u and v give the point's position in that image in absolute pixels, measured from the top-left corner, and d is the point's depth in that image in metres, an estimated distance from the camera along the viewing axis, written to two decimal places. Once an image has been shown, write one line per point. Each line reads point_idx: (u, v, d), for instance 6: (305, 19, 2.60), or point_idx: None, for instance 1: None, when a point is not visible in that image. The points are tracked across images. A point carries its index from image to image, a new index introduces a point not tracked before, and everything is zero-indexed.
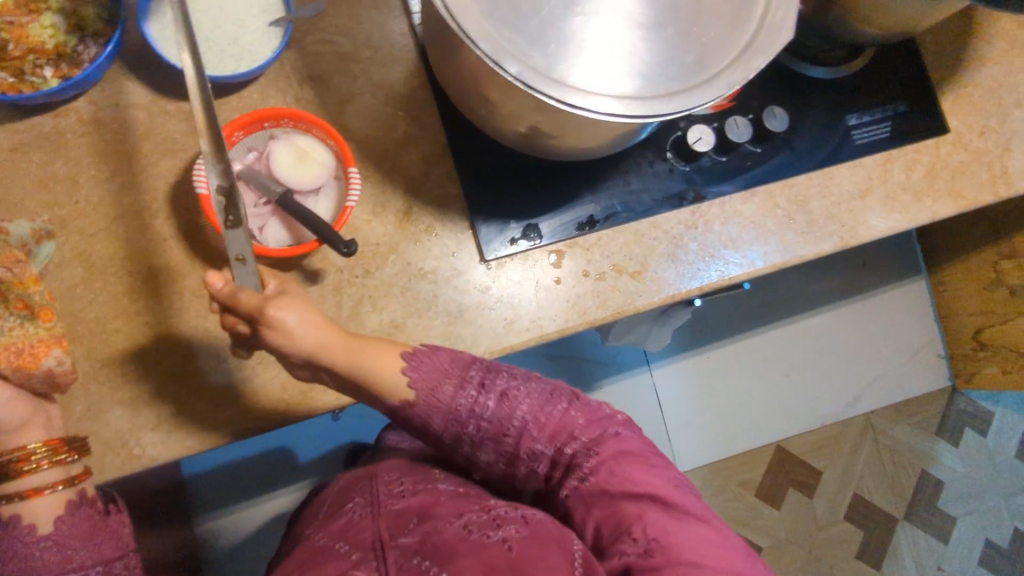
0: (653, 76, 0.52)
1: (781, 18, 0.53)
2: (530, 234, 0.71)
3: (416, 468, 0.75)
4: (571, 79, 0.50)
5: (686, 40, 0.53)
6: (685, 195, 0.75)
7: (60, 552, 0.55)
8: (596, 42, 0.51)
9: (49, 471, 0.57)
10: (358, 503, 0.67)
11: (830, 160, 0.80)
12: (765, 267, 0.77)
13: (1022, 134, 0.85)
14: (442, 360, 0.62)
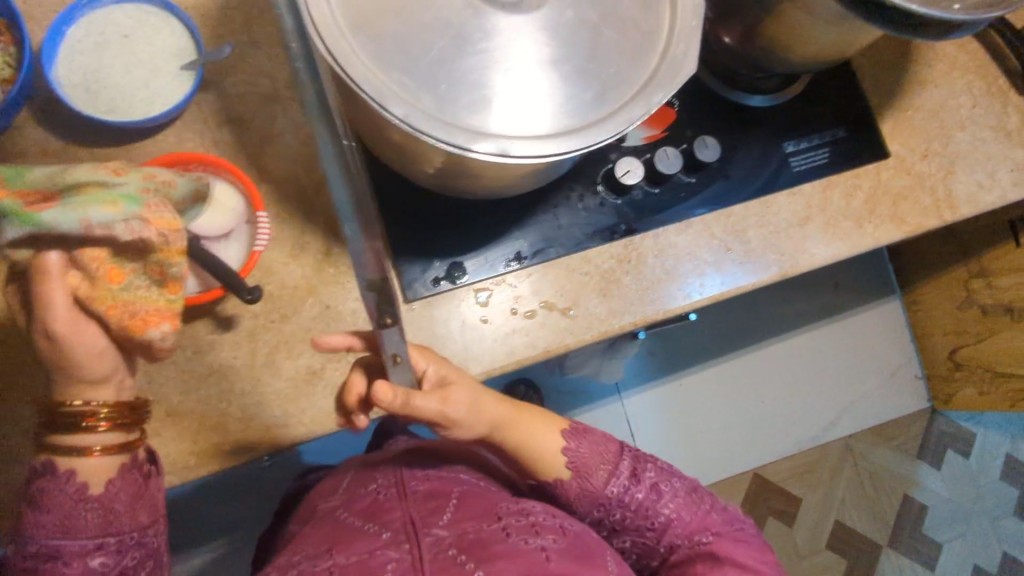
0: (551, 116, 0.50)
1: (681, 52, 0.52)
2: (455, 272, 0.70)
3: (430, 448, 0.73)
4: (461, 122, 0.48)
5: (584, 76, 0.51)
6: (616, 228, 0.74)
7: (94, 518, 0.51)
8: (490, 81, 0.49)
9: (109, 433, 0.51)
10: (380, 485, 0.65)
11: (767, 187, 0.78)
12: (703, 300, 0.75)
13: (964, 157, 0.84)
14: (600, 446, 0.71)
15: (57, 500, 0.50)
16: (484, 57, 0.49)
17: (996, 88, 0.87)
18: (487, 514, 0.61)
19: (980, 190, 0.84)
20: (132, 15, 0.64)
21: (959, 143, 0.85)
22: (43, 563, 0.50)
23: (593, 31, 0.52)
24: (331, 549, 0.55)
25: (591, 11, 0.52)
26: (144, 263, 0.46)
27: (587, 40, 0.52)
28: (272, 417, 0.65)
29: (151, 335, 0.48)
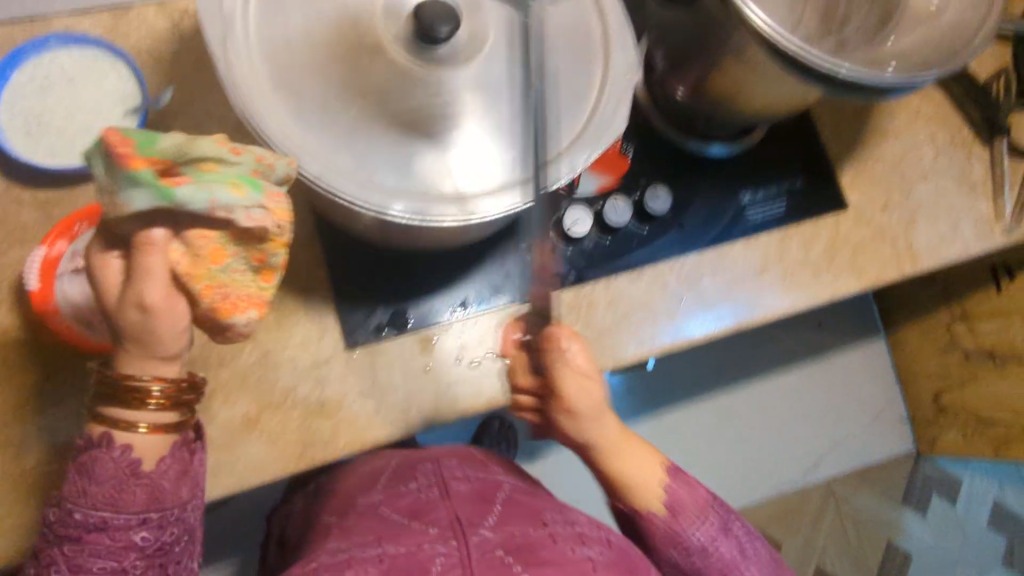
0: (473, 177, 0.50)
1: (611, 110, 0.51)
2: (397, 321, 0.69)
3: (472, 459, 0.77)
4: (382, 183, 0.48)
5: (512, 137, 0.51)
6: (566, 277, 0.73)
7: (136, 495, 0.47)
8: (411, 143, 0.50)
9: (159, 411, 0.47)
10: (421, 484, 0.67)
11: (722, 238, 0.78)
12: (654, 350, 0.74)
13: (925, 208, 0.84)
14: (698, 494, 0.68)
15: (102, 471, 0.47)
16: (406, 117, 0.50)
17: (960, 139, 0.86)
18: (533, 521, 0.60)
19: (941, 243, 0.83)
20: (79, 59, 0.64)
21: (920, 194, 0.84)
22: (89, 533, 0.47)
23: (523, 89, 0.52)
24: (378, 539, 0.56)
25: (522, 67, 0.52)
26: (248, 248, 0.43)
27: (517, 99, 0.52)
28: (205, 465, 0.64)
29: (236, 319, 0.45)
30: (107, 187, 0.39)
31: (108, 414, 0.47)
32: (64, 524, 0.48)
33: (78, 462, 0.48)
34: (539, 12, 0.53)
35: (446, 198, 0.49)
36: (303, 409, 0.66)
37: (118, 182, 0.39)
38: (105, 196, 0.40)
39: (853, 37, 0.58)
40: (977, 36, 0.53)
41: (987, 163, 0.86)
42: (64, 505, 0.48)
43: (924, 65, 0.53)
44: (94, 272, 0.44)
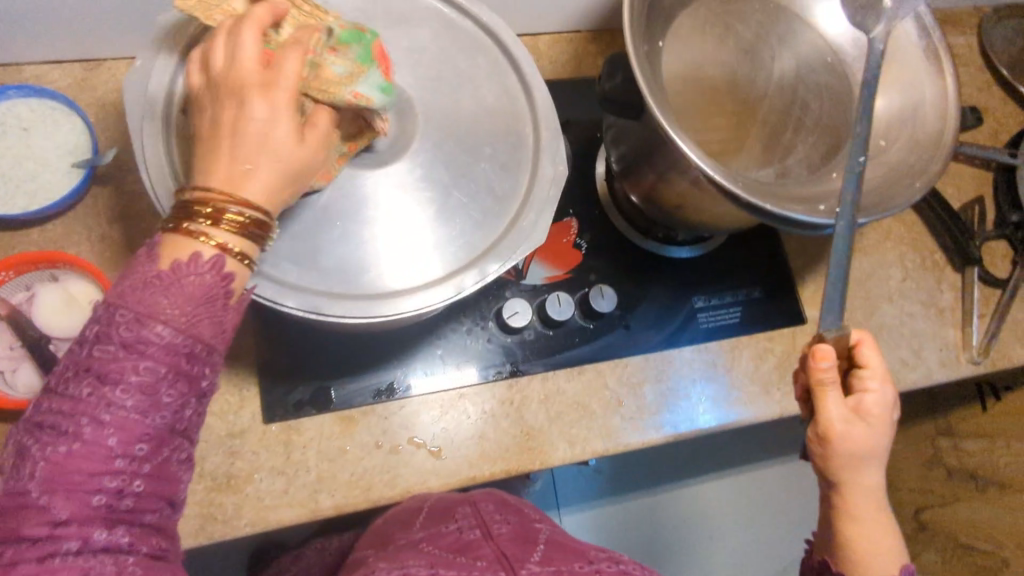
0: (380, 275, 0.50)
1: (531, 222, 0.52)
2: (320, 398, 0.67)
3: (510, 505, 0.66)
4: (281, 274, 0.48)
5: (428, 234, 0.51)
6: (502, 369, 0.71)
7: (215, 319, 0.40)
8: (321, 234, 0.49)
9: (235, 239, 0.40)
10: (461, 526, 0.58)
11: (669, 343, 0.76)
12: (585, 454, 0.71)
13: (889, 331, 0.81)
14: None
15: (186, 287, 0.39)
16: (319, 205, 0.49)
17: (930, 262, 0.85)
18: (577, 557, 0.53)
19: (903, 368, 0.80)
20: (36, 109, 0.65)
21: (884, 314, 0.82)
22: (129, 351, 0.38)
23: (444, 188, 0.52)
24: (431, 567, 0.50)
25: (444, 166, 0.52)
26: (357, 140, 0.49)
27: (437, 197, 0.52)
28: None
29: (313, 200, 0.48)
30: (358, 68, 0.45)
31: (224, 234, 0.40)
32: (110, 333, 0.38)
33: (142, 269, 0.39)
34: (470, 113, 0.54)
35: (348, 296, 0.48)
36: (209, 481, 0.64)
37: (365, 69, 0.46)
38: (337, 65, 0.45)
39: (797, 165, 0.58)
40: (919, 179, 0.54)
41: (957, 290, 0.84)
42: (118, 312, 0.38)
43: (866, 202, 0.53)
44: (241, 87, 0.41)
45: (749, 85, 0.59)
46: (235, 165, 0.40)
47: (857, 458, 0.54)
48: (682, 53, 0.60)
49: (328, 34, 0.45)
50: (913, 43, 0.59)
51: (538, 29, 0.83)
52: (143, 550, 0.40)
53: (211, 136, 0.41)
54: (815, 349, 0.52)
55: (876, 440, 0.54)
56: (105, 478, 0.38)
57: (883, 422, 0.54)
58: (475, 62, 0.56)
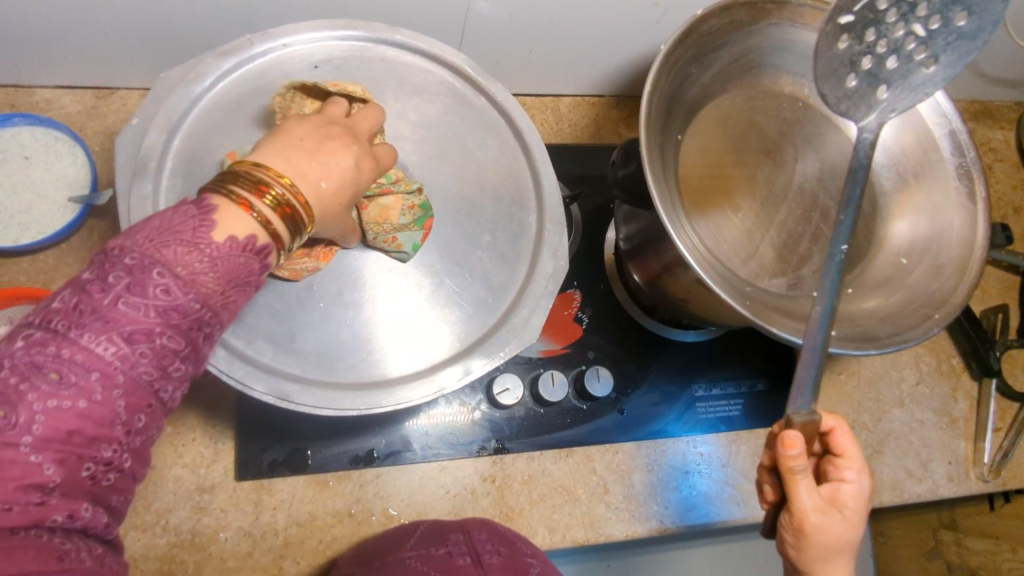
0: (357, 360, 0.49)
1: (525, 318, 0.51)
2: (295, 460, 0.65)
3: (510, 534, 0.63)
4: (255, 354, 0.47)
5: (422, 321, 0.51)
6: (486, 444, 0.69)
7: (238, 303, 0.38)
8: (303, 317, 0.49)
9: (275, 222, 0.38)
10: (453, 552, 0.57)
11: (665, 431, 0.73)
12: (564, 541, 0.68)
13: (896, 437, 0.77)
14: None
15: (226, 266, 0.36)
16: (310, 288, 0.49)
17: (946, 368, 0.81)
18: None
19: (908, 478, 0.76)
20: (39, 138, 0.65)
21: (893, 420, 0.78)
22: (156, 317, 0.34)
23: (437, 277, 0.52)
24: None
25: (437, 249, 0.53)
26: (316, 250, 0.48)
27: (433, 287, 0.52)
28: None
29: (303, 266, 0.48)
30: (412, 226, 0.50)
31: (280, 223, 0.38)
32: (144, 290, 0.34)
33: (192, 230, 0.35)
34: (472, 199, 0.54)
35: (323, 383, 0.47)
36: (173, 537, 0.62)
37: (418, 230, 0.51)
38: (402, 217, 0.50)
39: (812, 279, 0.56)
40: (936, 309, 0.51)
41: (972, 401, 0.80)
42: (157, 269, 0.34)
43: (881, 330, 0.50)
44: (355, 134, 0.45)
45: (767, 188, 0.57)
46: (310, 180, 0.40)
47: (834, 555, 0.48)
48: (700, 146, 0.57)
49: (418, 191, 0.51)
50: (945, 160, 0.56)
51: (561, 90, 0.81)
52: (110, 534, 0.36)
53: (304, 140, 0.42)
54: (781, 436, 0.46)
55: (851, 533, 0.49)
56: (103, 448, 0.34)
57: (858, 518, 0.50)
58: (488, 144, 0.55)
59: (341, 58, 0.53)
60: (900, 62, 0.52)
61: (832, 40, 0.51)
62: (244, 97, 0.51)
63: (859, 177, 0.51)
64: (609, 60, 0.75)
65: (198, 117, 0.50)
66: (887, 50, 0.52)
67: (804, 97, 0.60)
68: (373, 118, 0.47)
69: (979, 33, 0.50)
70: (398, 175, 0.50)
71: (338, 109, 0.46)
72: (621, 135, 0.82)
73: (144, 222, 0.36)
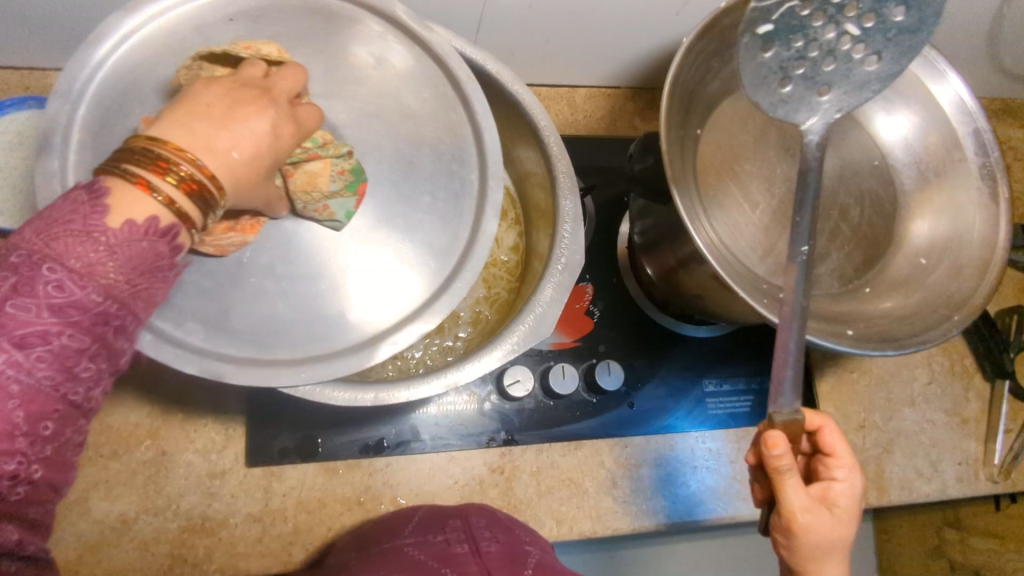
0: (303, 341, 0.45)
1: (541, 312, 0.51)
2: (305, 448, 0.65)
3: (508, 521, 0.63)
4: (187, 337, 0.42)
5: (383, 285, 0.47)
6: (495, 436, 0.69)
7: (152, 292, 0.35)
8: (238, 295, 0.44)
9: (178, 202, 0.34)
10: (451, 540, 0.57)
11: (675, 426, 0.73)
12: (571, 533, 0.69)
13: (906, 437, 0.77)
14: None
15: (127, 254, 0.33)
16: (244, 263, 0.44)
17: (959, 368, 0.80)
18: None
19: (917, 478, 0.76)
20: None
21: (903, 420, 0.78)
22: (50, 318, 0.32)
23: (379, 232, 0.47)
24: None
25: (371, 210, 0.47)
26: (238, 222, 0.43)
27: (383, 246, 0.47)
28: (64, 559, 0.59)
29: (227, 241, 0.42)
30: (344, 192, 0.44)
31: (187, 202, 0.34)
32: (33, 288, 0.31)
33: (83, 219, 0.32)
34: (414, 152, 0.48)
35: (264, 363, 0.43)
36: (183, 521, 0.62)
37: (350, 196, 0.45)
38: (333, 183, 0.44)
39: (830, 276, 0.55)
40: (956, 311, 0.50)
41: (984, 402, 0.80)
42: (48, 264, 0.32)
43: (899, 331, 0.50)
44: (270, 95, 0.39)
45: (788, 184, 0.57)
46: (220, 151, 0.36)
47: (824, 554, 0.48)
48: (719, 140, 0.57)
49: (348, 154, 0.45)
50: (968, 160, 0.55)
51: (576, 81, 0.80)
52: (26, 547, 0.35)
53: (211, 107, 0.37)
54: (764, 436, 0.45)
55: (842, 531, 0.49)
56: (3, 461, 0.32)
57: (849, 516, 0.50)
58: (418, 93, 0.48)
59: (257, 8, 0.45)
60: (838, 64, 0.51)
61: (757, 48, 0.48)
62: (156, 56, 0.43)
63: (809, 182, 0.50)
64: (625, 52, 0.74)
65: (104, 82, 0.42)
66: (820, 52, 0.50)
67: None
68: (292, 78, 0.41)
69: (920, 27, 0.49)
70: (326, 138, 0.44)
71: (255, 70, 0.40)
72: (636, 127, 0.82)
73: (38, 214, 0.34)
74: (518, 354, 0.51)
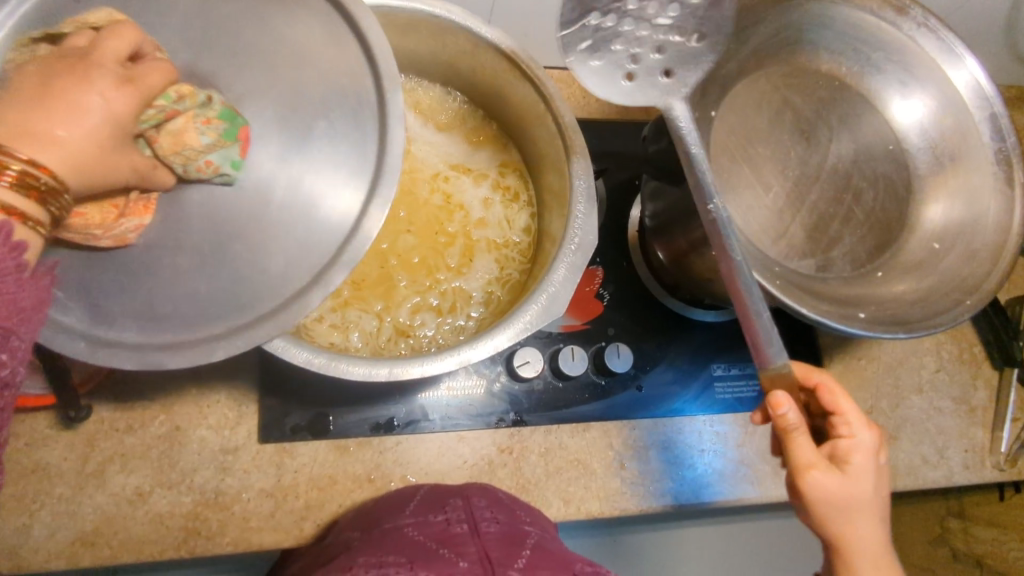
0: (222, 309, 0.43)
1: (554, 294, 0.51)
2: (316, 425, 0.66)
3: (508, 505, 0.61)
4: (121, 335, 0.42)
5: (298, 227, 0.44)
6: (504, 416, 0.69)
7: (12, 296, 0.34)
8: (156, 281, 0.43)
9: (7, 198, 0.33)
10: (450, 517, 0.55)
11: (683, 408, 0.73)
12: (579, 513, 0.69)
13: (914, 424, 0.77)
14: None
15: None
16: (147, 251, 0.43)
17: (967, 356, 0.81)
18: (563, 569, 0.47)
19: (923, 464, 0.76)
20: None
21: (911, 406, 0.78)
22: None
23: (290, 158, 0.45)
24: (409, 563, 0.45)
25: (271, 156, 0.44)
26: (124, 204, 0.41)
27: (302, 172, 0.45)
28: (81, 531, 0.60)
29: (124, 226, 0.41)
30: (221, 142, 0.41)
31: (14, 196, 0.33)
32: None
33: None
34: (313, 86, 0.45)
35: (193, 339, 0.43)
36: (197, 496, 0.63)
37: (230, 145, 0.41)
38: (202, 136, 0.40)
39: (842, 260, 0.56)
40: (969, 294, 0.50)
41: (992, 390, 0.80)
42: None
43: (911, 313, 0.50)
44: (90, 57, 0.37)
45: (801, 168, 0.57)
46: (45, 137, 0.35)
47: (837, 511, 0.48)
48: (733, 123, 0.57)
49: (210, 102, 0.41)
50: (984, 143, 0.55)
51: None
52: None
53: (25, 94, 0.36)
54: (766, 398, 0.46)
55: (859, 486, 0.49)
56: None
57: (866, 471, 0.49)
58: (303, 29, 0.46)
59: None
60: (667, 52, 0.52)
61: (582, 61, 0.51)
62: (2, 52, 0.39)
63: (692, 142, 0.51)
64: None
65: None
66: (647, 47, 0.51)
67: (842, 76, 0.59)
68: (124, 37, 0.38)
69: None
70: (181, 90, 0.40)
71: (80, 40, 0.38)
72: (648, 111, 0.81)
73: None
74: (530, 332, 0.51)
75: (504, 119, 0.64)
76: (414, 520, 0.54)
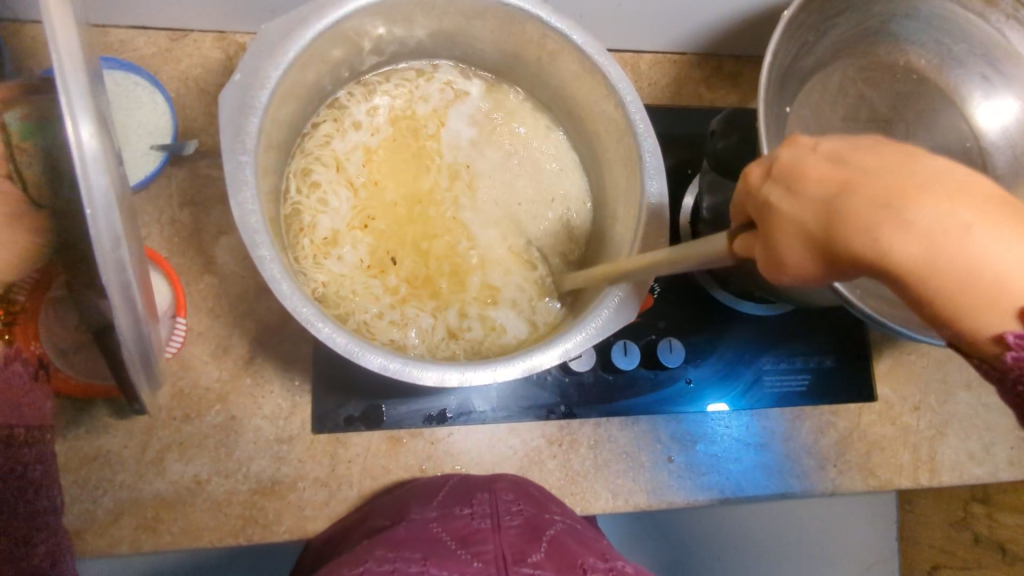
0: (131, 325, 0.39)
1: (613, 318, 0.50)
2: (369, 416, 0.66)
3: (532, 493, 0.62)
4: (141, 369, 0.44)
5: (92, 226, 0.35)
6: (554, 409, 0.70)
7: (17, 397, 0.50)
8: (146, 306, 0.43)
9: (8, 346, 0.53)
10: (476, 511, 0.55)
11: (733, 404, 0.73)
12: (627, 506, 0.70)
13: (962, 420, 0.77)
14: None
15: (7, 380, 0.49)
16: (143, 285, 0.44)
17: None
18: (570, 565, 0.48)
19: (968, 461, 0.76)
20: (120, 82, 0.65)
21: (958, 403, 0.77)
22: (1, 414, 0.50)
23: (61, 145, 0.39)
24: (423, 560, 0.46)
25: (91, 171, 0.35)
26: None
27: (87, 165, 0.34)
28: (142, 518, 0.62)
29: None
30: None
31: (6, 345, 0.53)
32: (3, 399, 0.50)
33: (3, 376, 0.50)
34: (88, 53, 0.39)
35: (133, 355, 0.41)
36: (254, 484, 0.64)
37: None
38: None
39: None
40: None
41: None
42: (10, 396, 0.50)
43: None
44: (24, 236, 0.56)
45: None
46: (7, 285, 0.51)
47: (793, 229, 0.35)
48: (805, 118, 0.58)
49: None
50: None
51: (642, 45, 0.77)
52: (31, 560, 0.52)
53: None
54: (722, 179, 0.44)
55: (812, 191, 0.35)
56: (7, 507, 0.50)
57: (790, 182, 0.36)
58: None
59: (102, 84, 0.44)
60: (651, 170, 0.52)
61: None
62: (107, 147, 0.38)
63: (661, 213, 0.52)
64: (696, 14, 0.72)
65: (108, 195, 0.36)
66: None
67: (920, 68, 0.59)
68: None
69: None
70: None
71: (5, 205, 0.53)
72: (702, 96, 0.79)
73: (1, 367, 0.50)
74: (596, 340, 0.50)
75: (568, 110, 0.61)
76: (443, 510, 0.56)
